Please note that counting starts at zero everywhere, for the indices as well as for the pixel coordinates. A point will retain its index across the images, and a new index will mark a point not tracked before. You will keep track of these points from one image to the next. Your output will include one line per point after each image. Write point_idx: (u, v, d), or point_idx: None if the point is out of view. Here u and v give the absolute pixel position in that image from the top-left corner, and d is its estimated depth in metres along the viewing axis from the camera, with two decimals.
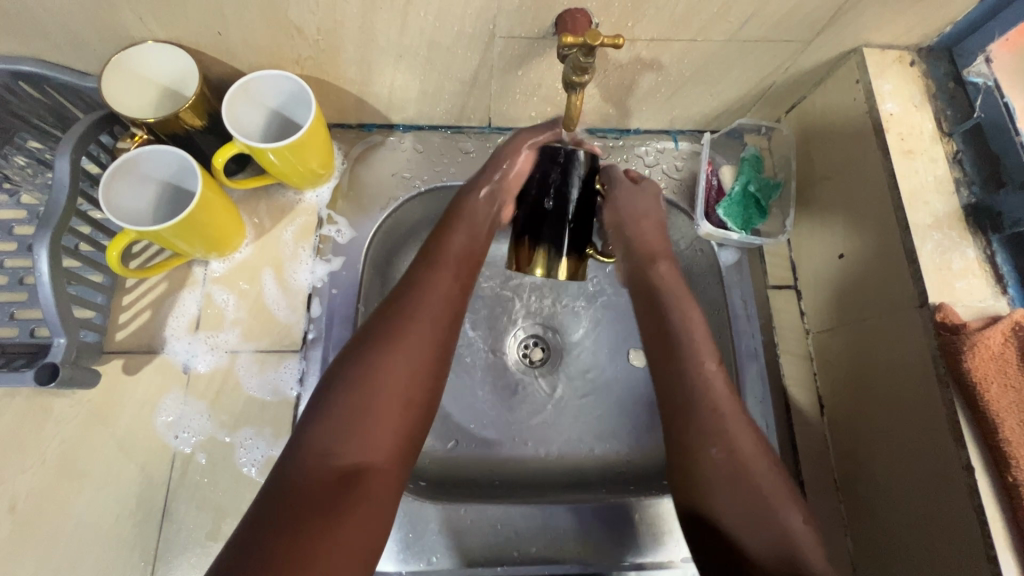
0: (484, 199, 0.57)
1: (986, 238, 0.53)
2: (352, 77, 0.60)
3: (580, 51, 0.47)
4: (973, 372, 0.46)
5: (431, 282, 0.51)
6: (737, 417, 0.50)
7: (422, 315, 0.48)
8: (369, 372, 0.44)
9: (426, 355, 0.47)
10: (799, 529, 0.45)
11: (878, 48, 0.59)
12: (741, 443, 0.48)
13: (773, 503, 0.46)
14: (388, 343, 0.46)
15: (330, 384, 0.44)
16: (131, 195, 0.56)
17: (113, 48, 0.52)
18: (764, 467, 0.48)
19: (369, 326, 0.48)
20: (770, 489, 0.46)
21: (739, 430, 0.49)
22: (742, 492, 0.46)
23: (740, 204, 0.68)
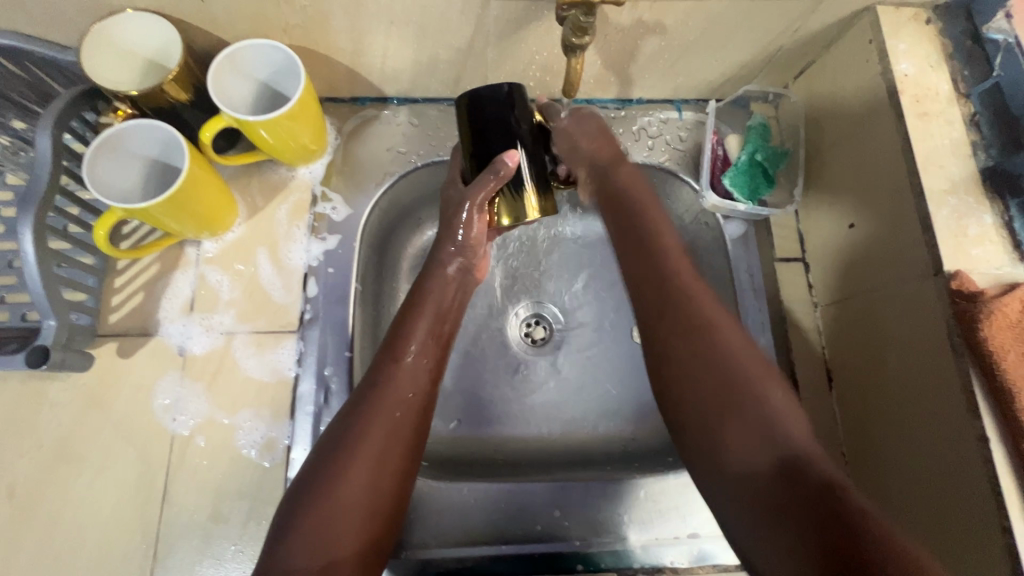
0: (455, 271, 0.58)
1: (1004, 203, 0.51)
2: (343, 46, 0.58)
3: (580, 10, 0.45)
4: (989, 341, 0.45)
5: (397, 371, 0.51)
6: (710, 306, 0.51)
7: (386, 403, 0.49)
8: (335, 479, 0.45)
9: (390, 448, 0.47)
10: (781, 409, 0.46)
11: (893, 5, 0.56)
12: (723, 338, 0.49)
13: (754, 386, 0.47)
14: (355, 437, 0.47)
15: (303, 484, 0.45)
16: (118, 173, 0.54)
17: (91, 17, 0.50)
18: (741, 355, 0.48)
19: (337, 422, 0.48)
20: (754, 379, 0.47)
21: (712, 308, 0.51)
22: (719, 386, 0.47)
23: (746, 173, 0.66)
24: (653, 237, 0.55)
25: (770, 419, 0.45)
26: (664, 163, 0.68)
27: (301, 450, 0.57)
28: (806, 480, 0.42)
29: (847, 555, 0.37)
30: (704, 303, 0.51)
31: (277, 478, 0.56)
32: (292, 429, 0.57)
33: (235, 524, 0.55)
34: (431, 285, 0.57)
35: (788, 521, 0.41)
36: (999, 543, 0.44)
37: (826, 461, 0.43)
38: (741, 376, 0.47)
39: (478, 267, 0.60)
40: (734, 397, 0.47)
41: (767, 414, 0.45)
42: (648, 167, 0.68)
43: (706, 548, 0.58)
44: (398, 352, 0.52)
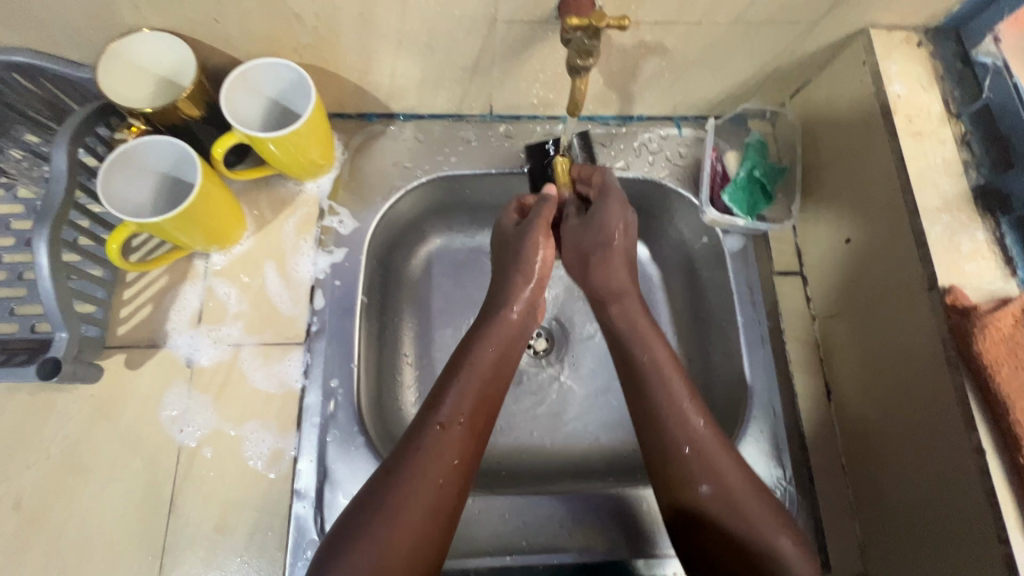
0: (518, 314, 0.58)
1: (995, 219, 0.53)
2: (351, 64, 0.59)
3: (586, 33, 0.46)
4: (984, 355, 0.46)
5: (443, 437, 0.51)
6: (717, 448, 0.51)
7: (430, 474, 0.48)
8: (376, 542, 0.45)
9: (434, 520, 0.47)
10: (778, 540, 0.48)
11: (885, 28, 0.58)
12: (729, 480, 0.50)
13: (765, 535, 0.48)
14: (397, 507, 0.46)
15: (341, 544, 0.45)
16: (131, 188, 0.55)
17: (108, 36, 0.51)
18: (746, 490, 0.50)
19: (379, 486, 0.48)
20: (756, 518, 0.49)
21: (724, 467, 0.51)
22: (724, 518, 0.50)
23: (745, 189, 0.68)
24: (654, 365, 0.55)
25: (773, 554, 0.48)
26: (665, 178, 0.69)
27: (308, 461, 0.57)
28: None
29: None
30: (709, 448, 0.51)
31: (284, 490, 0.56)
32: (298, 440, 0.58)
33: (242, 535, 0.55)
34: (484, 337, 0.57)
35: None
36: (997, 555, 0.45)
37: None
38: (734, 492, 0.50)
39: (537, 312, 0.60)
40: (733, 518, 0.49)
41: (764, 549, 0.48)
42: (649, 182, 0.70)
43: None
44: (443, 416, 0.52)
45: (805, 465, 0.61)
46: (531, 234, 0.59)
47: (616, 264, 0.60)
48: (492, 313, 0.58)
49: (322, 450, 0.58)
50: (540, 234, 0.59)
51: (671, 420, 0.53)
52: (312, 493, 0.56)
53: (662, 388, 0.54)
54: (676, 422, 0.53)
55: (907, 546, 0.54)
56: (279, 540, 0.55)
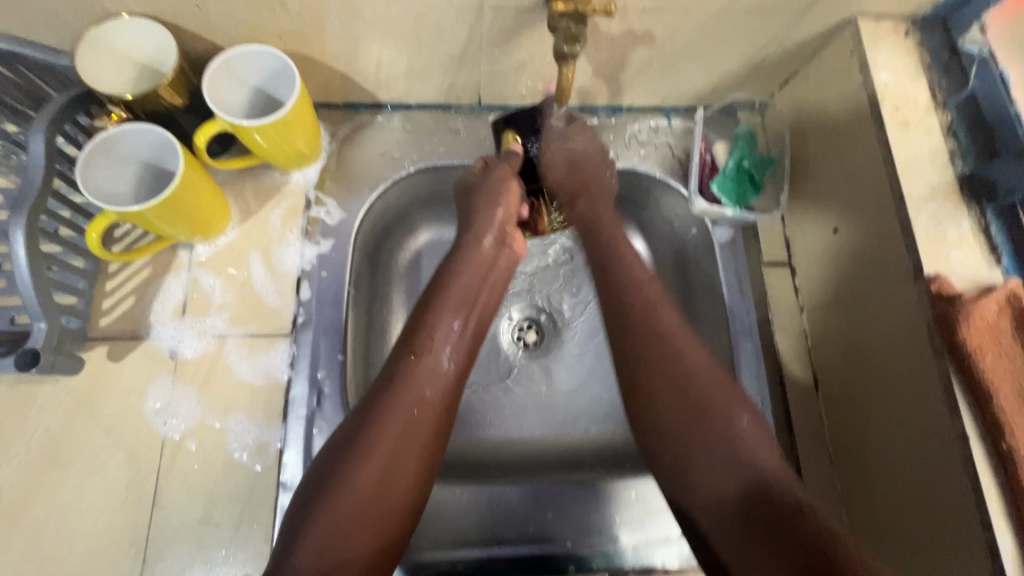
0: (489, 244, 0.59)
1: (981, 209, 0.53)
2: (337, 53, 0.58)
3: (572, 20, 0.46)
4: (968, 341, 0.46)
5: (416, 367, 0.50)
6: (685, 338, 0.52)
7: (405, 399, 0.48)
8: (348, 475, 0.44)
9: (409, 453, 0.47)
10: (746, 433, 0.47)
11: (873, 18, 0.58)
12: (688, 362, 0.50)
13: (721, 409, 0.48)
14: (373, 433, 0.46)
15: (320, 475, 0.45)
16: (111, 176, 0.54)
17: (86, 22, 0.50)
18: (707, 376, 0.50)
19: (357, 416, 0.48)
20: (717, 398, 0.49)
21: (693, 356, 0.51)
22: (688, 405, 0.49)
23: (734, 179, 0.67)
24: (635, 284, 0.55)
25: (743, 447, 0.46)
26: (654, 169, 0.69)
27: (294, 453, 0.57)
28: (770, 503, 0.43)
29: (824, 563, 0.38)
30: (686, 352, 0.51)
31: (270, 481, 0.56)
32: (285, 432, 0.57)
33: (227, 527, 0.55)
34: (460, 265, 0.57)
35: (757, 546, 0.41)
36: (981, 540, 0.45)
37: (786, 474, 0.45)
38: (710, 398, 0.49)
39: (512, 243, 0.61)
40: (704, 423, 0.48)
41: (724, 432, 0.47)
42: (638, 173, 0.69)
43: None
44: (419, 348, 0.51)
45: (793, 455, 0.61)
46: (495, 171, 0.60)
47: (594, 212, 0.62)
48: (463, 244, 0.59)
49: (309, 442, 0.57)
50: (505, 173, 0.60)
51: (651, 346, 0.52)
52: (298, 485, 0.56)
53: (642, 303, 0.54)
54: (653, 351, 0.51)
55: (891, 530, 0.54)
56: (265, 533, 0.55)
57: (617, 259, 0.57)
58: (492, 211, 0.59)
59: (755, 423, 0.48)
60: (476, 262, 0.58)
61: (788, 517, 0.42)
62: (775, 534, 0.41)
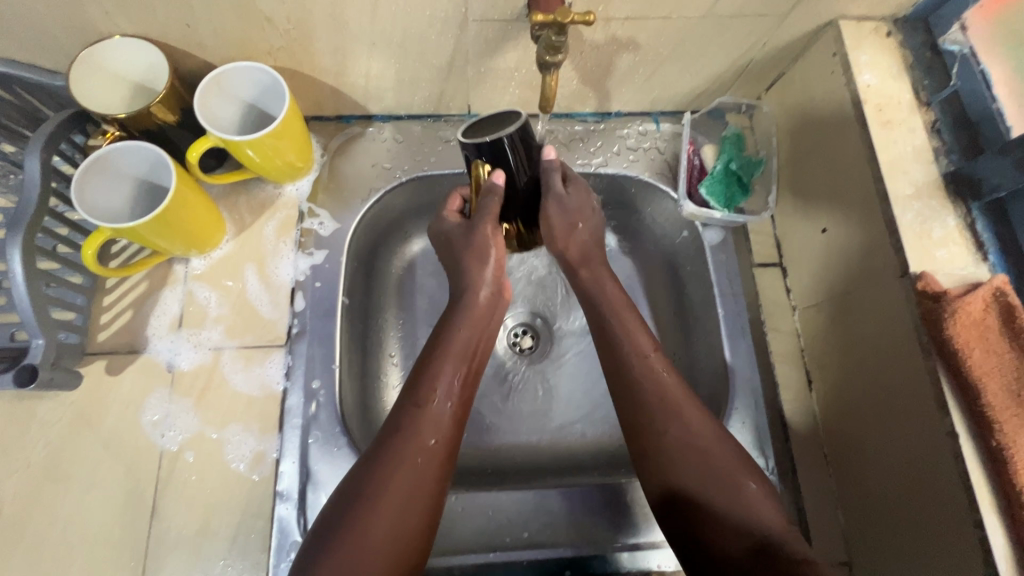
0: (487, 295, 0.57)
1: (966, 206, 0.53)
2: (326, 67, 0.59)
3: (552, 29, 0.47)
4: (955, 339, 0.46)
5: (418, 419, 0.50)
6: (692, 409, 0.51)
7: (408, 450, 0.48)
8: (358, 528, 0.44)
9: (414, 503, 0.47)
10: (756, 498, 0.47)
11: (854, 20, 0.59)
12: (693, 427, 0.50)
13: (725, 474, 0.48)
14: (379, 484, 0.46)
15: (329, 523, 0.45)
16: (106, 193, 0.55)
17: (78, 43, 0.51)
18: (709, 435, 0.50)
19: (363, 468, 0.48)
20: (722, 462, 0.49)
21: (700, 429, 0.50)
22: (700, 468, 0.49)
23: (722, 182, 0.68)
24: (637, 354, 0.54)
25: (749, 512, 0.46)
26: (644, 174, 0.70)
27: (291, 462, 0.57)
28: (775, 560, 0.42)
29: None
30: (702, 431, 0.50)
31: (267, 491, 0.56)
32: (281, 443, 0.58)
33: (225, 538, 0.55)
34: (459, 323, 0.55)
35: None
36: (973, 539, 0.45)
37: (794, 538, 0.45)
38: (714, 462, 0.49)
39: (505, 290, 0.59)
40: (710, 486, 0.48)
41: (734, 490, 0.47)
42: (628, 177, 0.70)
43: None
44: (421, 397, 0.51)
45: (787, 455, 0.61)
46: (480, 229, 0.55)
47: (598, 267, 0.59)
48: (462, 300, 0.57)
49: (305, 451, 0.58)
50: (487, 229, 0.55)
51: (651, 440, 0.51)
52: (295, 494, 0.56)
53: (648, 375, 0.53)
54: (665, 407, 0.51)
55: (885, 530, 0.54)
56: (262, 543, 0.55)
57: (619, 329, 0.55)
58: (481, 272, 0.56)
59: (763, 491, 0.48)
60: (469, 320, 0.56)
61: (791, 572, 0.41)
62: None
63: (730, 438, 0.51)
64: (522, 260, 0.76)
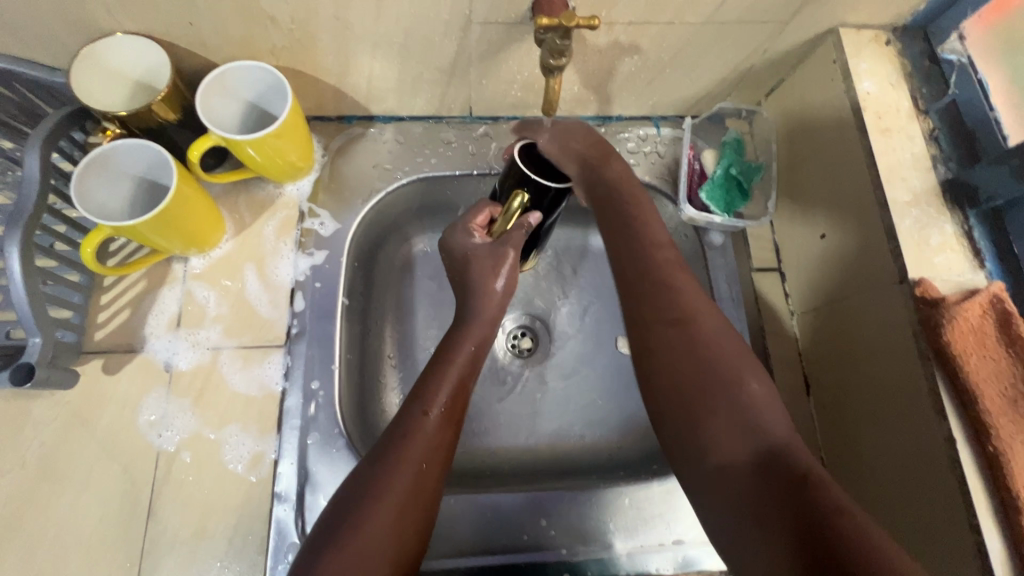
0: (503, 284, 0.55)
1: (964, 213, 0.54)
2: (329, 67, 0.59)
3: (557, 33, 0.47)
4: (953, 344, 0.47)
5: (424, 424, 0.49)
6: (704, 314, 0.49)
7: (409, 457, 0.47)
8: (359, 531, 0.43)
9: (416, 503, 0.46)
10: (760, 398, 0.45)
11: (854, 28, 0.60)
12: (699, 322, 0.48)
13: (730, 376, 0.46)
14: (379, 491, 0.45)
15: (333, 524, 0.44)
16: (105, 191, 0.55)
17: (81, 40, 0.51)
18: (718, 328, 0.48)
19: (365, 474, 0.47)
20: (723, 355, 0.47)
21: (705, 319, 0.49)
22: (698, 356, 0.47)
23: (723, 187, 0.68)
24: (652, 248, 0.52)
25: (751, 413, 0.44)
26: (645, 178, 0.70)
27: (288, 464, 0.57)
28: (778, 468, 0.41)
29: (825, 528, 0.37)
30: (715, 339, 0.48)
31: (264, 492, 0.56)
32: (279, 443, 0.58)
33: (221, 539, 0.55)
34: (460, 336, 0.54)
35: (763, 502, 0.41)
36: (971, 544, 0.46)
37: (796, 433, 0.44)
38: (721, 355, 0.47)
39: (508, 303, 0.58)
40: (712, 372, 0.46)
41: (736, 393, 0.45)
42: None
43: (690, 554, 0.58)
44: (426, 404, 0.50)
45: None
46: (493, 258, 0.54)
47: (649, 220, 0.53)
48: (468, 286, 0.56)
49: (303, 453, 0.57)
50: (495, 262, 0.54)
51: (661, 340, 0.48)
52: (293, 496, 0.56)
53: (666, 290, 0.49)
54: (670, 290, 0.49)
55: None
56: (259, 544, 0.55)
57: (634, 225, 0.53)
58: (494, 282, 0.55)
59: (767, 387, 0.45)
60: (478, 327, 0.55)
61: (792, 475, 0.40)
62: (786, 494, 0.40)
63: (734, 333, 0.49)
64: None
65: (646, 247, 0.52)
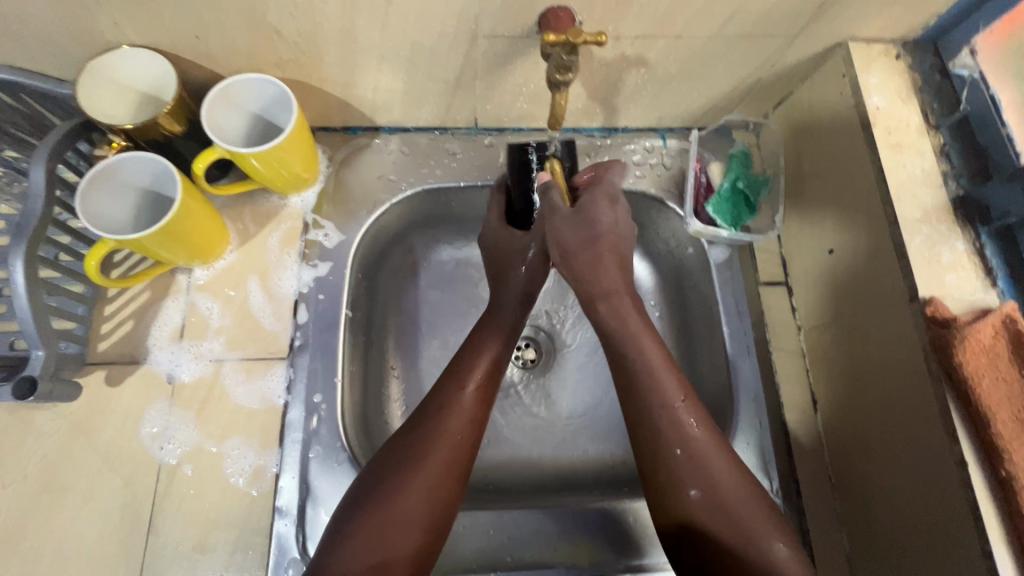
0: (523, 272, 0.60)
1: (975, 230, 0.53)
2: (335, 79, 0.59)
3: (563, 49, 0.47)
4: (965, 366, 0.46)
5: (461, 399, 0.53)
6: (714, 452, 0.51)
7: (448, 425, 0.51)
8: (399, 487, 0.48)
9: (452, 468, 0.50)
10: (785, 561, 0.47)
11: (863, 42, 0.59)
12: (716, 475, 0.50)
13: (756, 539, 0.48)
14: (418, 454, 0.49)
15: (372, 482, 0.49)
16: (110, 203, 0.55)
17: (87, 53, 0.51)
18: (743, 496, 0.50)
19: (406, 433, 0.51)
20: (747, 522, 0.48)
21: (720, 471, 0.50)
22: (731, 533, 0.48)
23: (729, 201, 0.68)
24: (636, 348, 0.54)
25: (780, 574, 0.46)
26: (650, 191, 0.70)
27: (291, 477, 0.57)
28: None
29: None
30: (721, 468, 0.50)
31: (266, 506, 0.56)
32: (280, 457, 0.57)
33: (222, 554, 0.54)
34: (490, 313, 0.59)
35: None
36: (982, 569, 0.45)
37: None
38: (745, 528, 0.48)
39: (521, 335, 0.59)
40: (741, 551, 0.48)
41: (767, 568, 0.47)
42: (634, 193, 0.70)
43: None
44: (463, 379, 0.54)
45: (792, 476, 0.61)
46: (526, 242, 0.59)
47: (603, 261, 0.56)
48: None
49: (305, 466, 0.57)
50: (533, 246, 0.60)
51: (682, 475, 0.50)
52: (294, 510, 0.56)
53: (664, 408, 0.52)
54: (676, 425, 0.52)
55: (892, 556, 0.54)
56: (260, 559, 0.54)
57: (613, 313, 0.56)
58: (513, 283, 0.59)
59: (791, 550, 0.47)
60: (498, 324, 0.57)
61: None
62: None
63: (754, 493, 0.50)
64: None
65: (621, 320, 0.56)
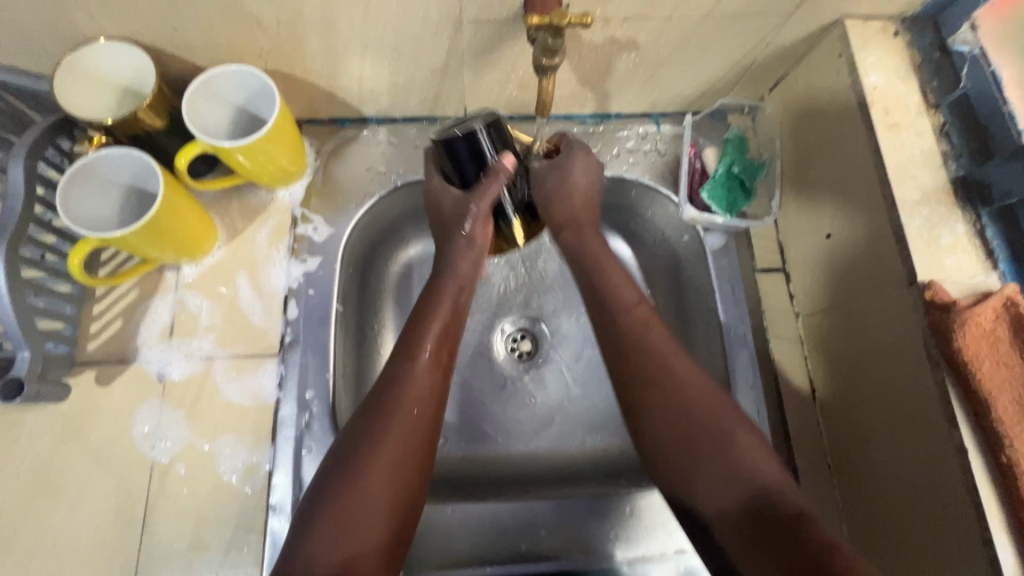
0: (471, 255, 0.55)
1: (976, 211, 0.52)
2: (319, 70, 0.58)
3: (547, 32, 0.46)
4: (964, 351, 0.45)
5: (412, 370, 0.50)
6: (674, 355, 0.51)
7: (404, 408, 0.48)
8: (357, 477, 0.44)
9: (414, 448, 0.47)
10: (748, 449, 0.47)
11: (860, 19, 0.57)
12: (682, 377, 0.50)
13: (715, 428, 0.48)
14: (375, 440, 0.46)
15: (328, 473, 0.45)
16: (92, 200, 0.54)
17: (64, 47, 0.50)
18: (702, 393, 0.49)
19: (360, 417, 0.48)
20: (710, 416, 0.48)
21: (685, 373, 0.50)
22: (688, 427, 0.48)
23: (724, 185, 0.65)
24: (623, 309, 0.54)
25: (741, 462, 0.46)
26: (643, 177, 0.68)
27: (283, 474, 0.56)
28: (773, 519, 0.43)
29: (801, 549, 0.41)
30: (673, 363, 0.51)
31: (259, 503, 0.56)
32: (274, 454, 0.57)
33: (217, 551, 0.54)
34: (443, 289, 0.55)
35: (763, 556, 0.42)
36: (984, 558, 0.44)
37: (790, 487, 0.45)
38: (704, 421, 0.48)
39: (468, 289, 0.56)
40: (704, 446, 0.47)
41: (725, 448, 0.47)
42: (629, 181, 0.68)
43: (694, 564, 0.57)
44: (412, 351, 0.51)
45: (790, 464, 0.60)
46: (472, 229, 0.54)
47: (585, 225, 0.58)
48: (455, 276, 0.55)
49: (298, 464, 0.57)
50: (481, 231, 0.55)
51: (653, 398, 0.50)
52: (288, 507, 0.55)
53: (639, 335, 0.52)
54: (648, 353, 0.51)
55: (898, 546, 0.53)
56: (255, 556, 0.54)
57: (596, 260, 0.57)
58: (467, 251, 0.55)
59: (757, 442, 0.47)
60: (454, 285, 0.55)
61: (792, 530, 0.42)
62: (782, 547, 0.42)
63: (720, 389, 0.50)
64: (518, 261, 0.75)
65: (605, 283, 0.55)
